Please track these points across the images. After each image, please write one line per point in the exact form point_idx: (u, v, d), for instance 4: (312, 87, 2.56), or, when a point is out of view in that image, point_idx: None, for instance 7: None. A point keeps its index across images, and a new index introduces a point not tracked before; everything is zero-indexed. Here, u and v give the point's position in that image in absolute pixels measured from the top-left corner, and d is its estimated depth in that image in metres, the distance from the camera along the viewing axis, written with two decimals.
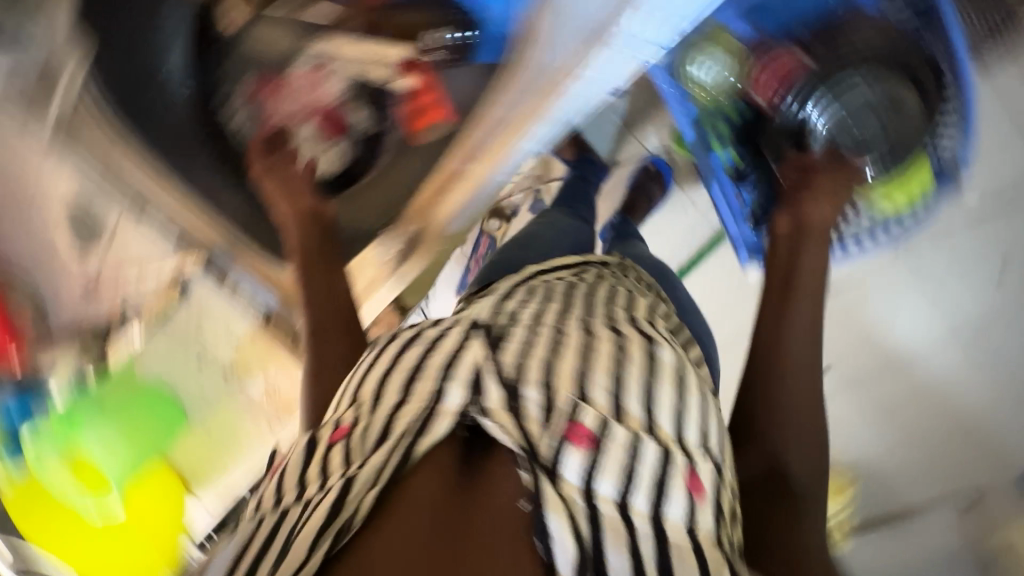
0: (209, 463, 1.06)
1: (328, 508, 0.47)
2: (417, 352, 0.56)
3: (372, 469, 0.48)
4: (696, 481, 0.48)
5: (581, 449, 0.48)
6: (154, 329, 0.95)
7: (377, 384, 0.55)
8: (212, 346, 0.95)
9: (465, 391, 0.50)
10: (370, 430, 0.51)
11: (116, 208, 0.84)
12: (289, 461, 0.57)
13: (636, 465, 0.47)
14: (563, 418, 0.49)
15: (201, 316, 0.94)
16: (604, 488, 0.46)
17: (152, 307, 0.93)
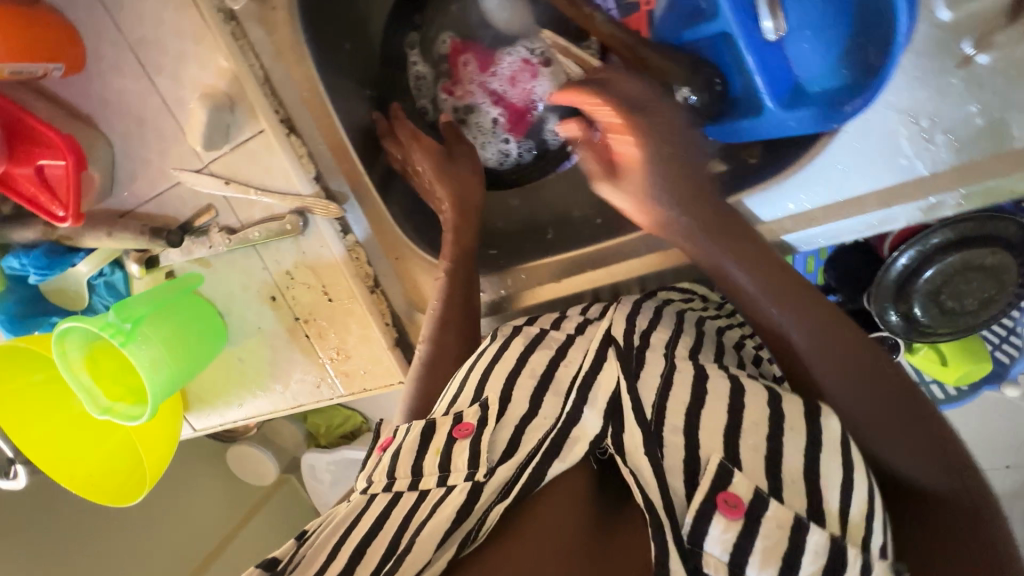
0: (232, 388, 0.97)
1: (456, 511, 0.50)
2: (547, 356, 0.61)
3: (500, 480, 0.52)
4: None
5: (732, 522, 0.45)
6: (234, 250, 0.82)
7: (504, 390, 0.58)
8: (294, 291, 0.83)
9: (603, 424, 0.52)
10: (496, 442, 0.54)
11: (266, 121, 0.71)
12: (403, 440, 0.59)
13: (799, 558, 0.45)
14: (712, 486, 0.47)
15: (300, 263, 0.80)
16: (759, 573, 0.45)
17: (244, 227, 0.80)
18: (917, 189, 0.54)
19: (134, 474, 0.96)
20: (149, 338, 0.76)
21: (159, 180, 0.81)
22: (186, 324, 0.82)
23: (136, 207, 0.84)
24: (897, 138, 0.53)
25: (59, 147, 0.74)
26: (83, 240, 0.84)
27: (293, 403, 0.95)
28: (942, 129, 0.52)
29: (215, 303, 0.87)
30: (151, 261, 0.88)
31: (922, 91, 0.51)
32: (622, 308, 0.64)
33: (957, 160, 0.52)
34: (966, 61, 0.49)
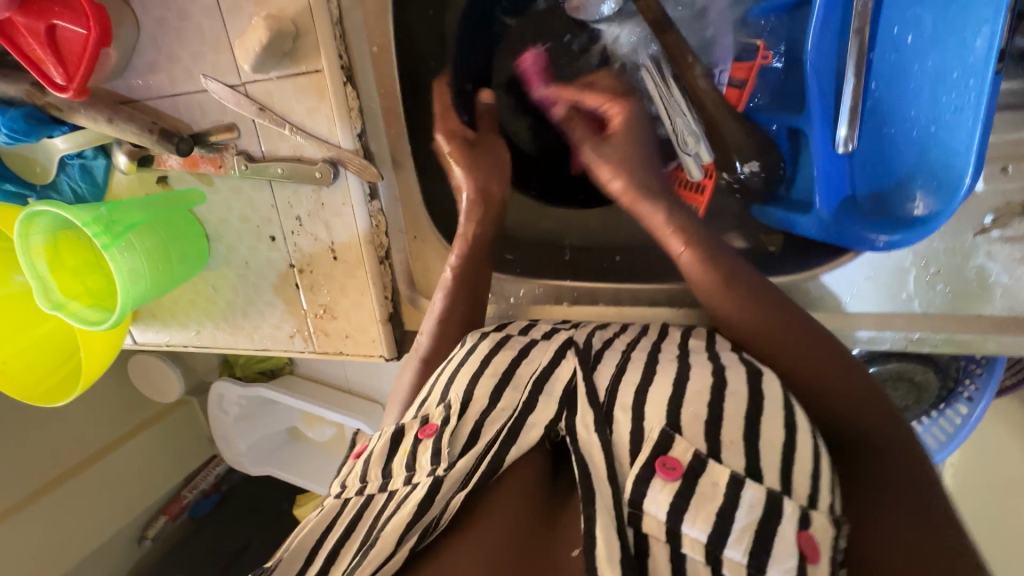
0: (193, 313, 0.91)
1: (419, 503, 0.48)
2: (510, 357, 0.59)
3: (459, 472, 0.51)
4: (809, 541, 0.43)
5: (669, 483, 0.46)
6: (246, 178, 0.77)
7: (465, 388, 0.56)
8: (298, 238, 0.80)
9: (557, 410, 0.53)
10: (459, 433, 0.53)
11: (326, 60, 0.68)
12: (373, 446, 0.57)
13: (733, 511, 0.44)
14: (652, 450, 0.48)
15: (315, 213, 0.78)
16: (691, 529, 0.44)
17: (265, 158, 0.76)
18: (905, 324, 0.62)
19: (66, 376, 0.89)
20: (134, 247, 0.74)
21: (183, 81, 0.74)
22: (175, 242, 0.79)
23: (144, 100, 0.77)
24: (906, 274, 0.60)
25: (86, 14, 0.66)
26: (74, 116, 0.75)
27: (260, 346, 0.91)
28: (942, 280, 0.59)
29: (205, 226, 0.83)
30: (146, 160, 0.80)
31: (938, 242, 0.58)
32: (581, 330, 0.66)
33: (947, 309, 0.60)
34: (982, 230, 0.56)
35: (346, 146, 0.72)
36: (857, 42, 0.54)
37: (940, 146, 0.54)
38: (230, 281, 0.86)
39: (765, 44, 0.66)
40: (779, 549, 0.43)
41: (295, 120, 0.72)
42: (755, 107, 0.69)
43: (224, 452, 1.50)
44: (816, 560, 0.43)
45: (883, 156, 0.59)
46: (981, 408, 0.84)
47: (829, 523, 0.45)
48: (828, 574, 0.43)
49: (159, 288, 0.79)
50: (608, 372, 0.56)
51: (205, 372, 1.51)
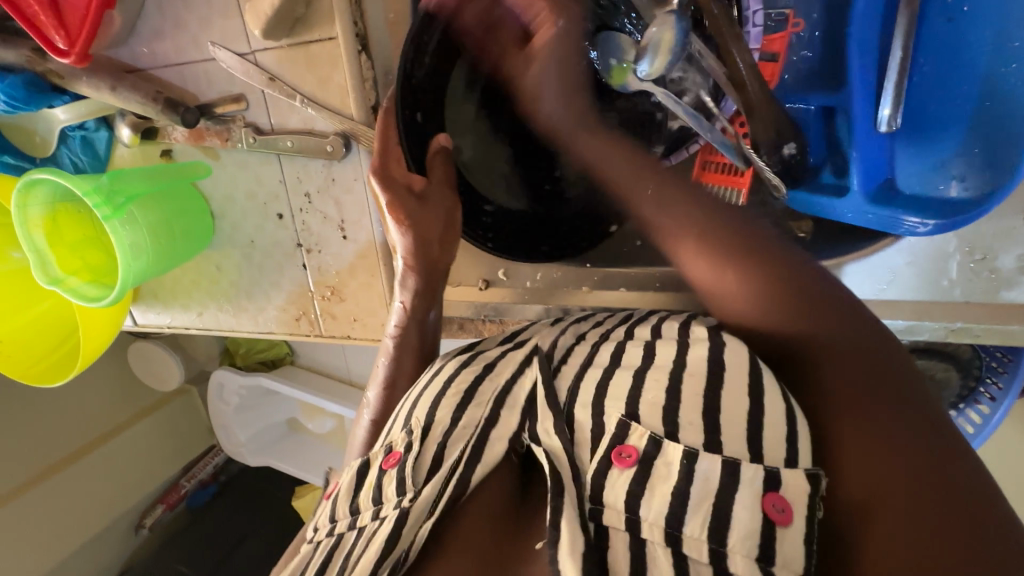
0: (195, 292, 0.89)
1: (386, 536, 0.44)
2: (472, 373, 0.54)
3: (425, 501, 0.46)
4: (777, 506, 0.38)
5: (623, 472, 0.43)
6: (253, 151, 0.75)
7: (427, 412, 0.52)
8: (307, 217, 0.77)
9: (518, 421, 0.50)
10: (420, 461, 0.48)
11: (342, 26, 0.65)
12: (341, 485, 0.53)
13: (685, 487, 0.40)
14: (607, 441, 0.44)
15: (325, 190, 0.74)
16: (648, 514, 0.40)
17: (274, 131, 0.73)
18: (944, 313, 0.59)
19: (67, 354, 0.86)
20: (136, 221, 0.71)
21: (190, 49, 0.71)
22: (179, 216, 0.76)
23: (149, 69, 0.74)
24: (948, 260, 0.57)
25: None
26: (76, 84, 0.72)
27: (264, 330, 0.88)
28: (988, 266, 0.56)
29: (210, 203, 0.80)
30: (150, 132, 0.77)
31: (985, 225, 0.55)
32: (551, 330, 0.62)
33: (992, 296, 0.57)
34: None
35: (358, 118, 0.69)
36: (907, 9, 0.51)
37: (993, 123, 0.51)
38: (235, 261, 0.83)
39: (798, 14, 0.62)
40: (736, 520, 0.38)
41: (307, 91, 0.69)
42: (786, 83, 0.64)
43: (224, 445, 1.48)
44: (786, 524, 0.38)
45: (926, 135, 0.55)
46: (1003, 409, 0.78)
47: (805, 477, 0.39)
48: (803, 541, 0.37)
49: (160, 265, 0.76)
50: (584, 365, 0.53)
51: (206, 361, 1.48)
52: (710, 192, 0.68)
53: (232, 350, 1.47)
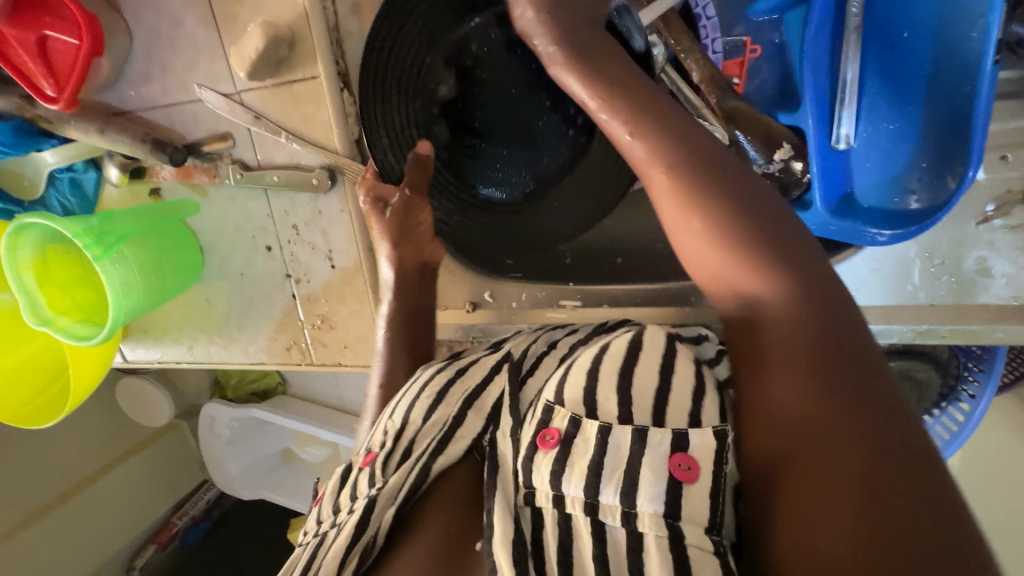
0: (186, 327, 0.89)
1: (354, 525, 0.45)
2: (442, 376, 0.55)
3: (391, 489, 0.47)
4: (682, 465, 0.41)
5: (548, 452, 0.45)
6: (240, 187, 0.76)
7: (402, 412, 0.53)
8: (294, 248, 0.79)
9: (483, 424, 0.51)
10: (393, 454, 0.50)
11: (325, 65, 0.67)
12: (323, 490, 0.54)
13: (601, 458, 0.43)
14: (535, 425, 0.47)
15: (312, 222, 0.76)
16: (569, 487, 0.43)
17: (261, 166, 0.75)
18: (911, 316, 0.61)
19: (56, 396, 0.85)
20: (126, 258, 0.73)
21: (177, 91, 0.74)
22: (168, 251, 0.78)
23: (136, 111, 0.76)
24: (910, 266, 0.60)
25: (78, 23, 0.66)
26: (65, 128, 0.74)
27: (255, 360, 0.89)
28: (947, 271, 0.59)
29: (199, 238, 0.81)
30: (139, 172, 0.79)
31: (941, 233, 0.58)
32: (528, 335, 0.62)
33: (952, 299, 0.59)
34: (984, 219, 0.57)
35: (343, 151, 0.71)
36: (854, 35, 0.55)
37: (939, 138, 0.54)
38: (224, 294, 0.85)
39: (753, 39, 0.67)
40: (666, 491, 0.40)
41: (292, 127, 0.71)
42: (748, 100, 0.68)
43: (214, 478, 1.46)
44: (692, 481, 0.41)
45: (882, 149, 0.58)
46: (981, 406, 0.81)
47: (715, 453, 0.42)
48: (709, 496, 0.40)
49: (150, 302, 0.77)
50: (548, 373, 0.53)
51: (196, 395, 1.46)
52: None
53: (222, 382, 1.46)
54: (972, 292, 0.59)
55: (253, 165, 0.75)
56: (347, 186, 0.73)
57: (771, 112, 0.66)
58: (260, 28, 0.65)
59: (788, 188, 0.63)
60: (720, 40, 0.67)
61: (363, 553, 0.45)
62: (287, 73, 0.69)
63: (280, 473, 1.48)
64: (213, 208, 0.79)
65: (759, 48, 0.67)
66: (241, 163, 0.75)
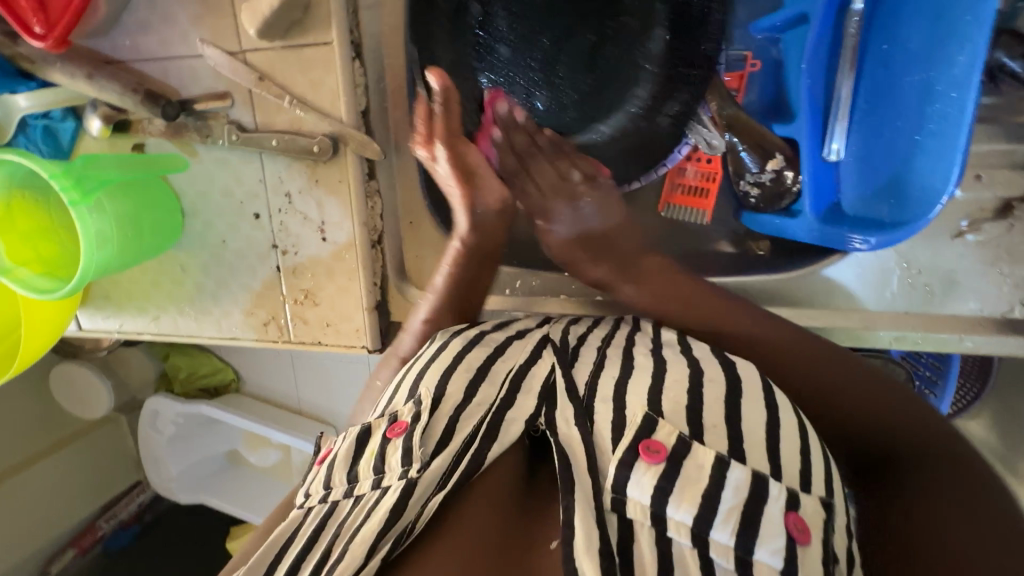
0: (155, 295, 0.84)
1: (390, 510, 0.44)
2: (483, 355, 0.55)
3: (434, 474, 0.46)
4: (798, 523, 0.41)
5: (652, 466, 0.43)
6: (234, 149, 0.74)
7: (436, 384, 0.52)
8: (286, 218, 0.76)
9: (535, 405, 0.49)
10: (431, 433, 0.48)
11: (337, 30, 0.67)
12: (338, 450, 0.52)
13: (717, 491, 0.42)
14: (632, 435, 0.45)
15: (307, 191, 0.74)
16: (676, 512, 0.41)
17: (259, 129, 0.72)
18: (889, 322, 0.64)
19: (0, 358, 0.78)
20: (105, 209, 0.69)
21: (176, 45, 0.71)
22: (149, 210, 0.74)
23: (128, 62, 0.73)
24: (889, 274, 0.64)
25: None
26: (48, 71, 0.70)
27: (228, 336, 0.84)
28: (922, 280, 0.63)
29: (181, 200, 0.78)
30: (122, 125, 0.75)
31: (920, 245, 0.62)
32: (557, 322, 0.62)
33: (926, 308, 0.63)
34: (958, 234, 0.61)
35: (349, 119, 0.70)
36: (851, 53, 0.59)
37: (921, 156, 0.58)
38: (202, 262, 0.81)
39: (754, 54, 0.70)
40: (768, 531, 0.40)
41: (297, 89, 0.70)
42: (745, 109, 0.71)
43: (152, 478, 1.36)
44: (806, 543, 0.40)
45: (869, 164, 0.62)
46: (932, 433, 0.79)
47: (821, 505, 0.43)
48: (821, 559, 0.40)
49: (122, 260, 0.73)
50: (585, 363, 0.53)
51: (139, 390, 1.36)
52: (676, 213, 0.74)
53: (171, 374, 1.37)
54: (943, 300, 0.63)
55: (249, 127, 0.73)
56: (347, 159, 0.72)
57: (767, 123, 0.70)
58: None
59: (775, 199, 0.67)
60: (723, 53, 0.70)
61: (400, 535, 0.44)
62: (298, 34, 0.68)
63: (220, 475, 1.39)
64: (200, 168, 0.76)
65: (761, 64, 0.71)
66: (232, 123, 0.72)
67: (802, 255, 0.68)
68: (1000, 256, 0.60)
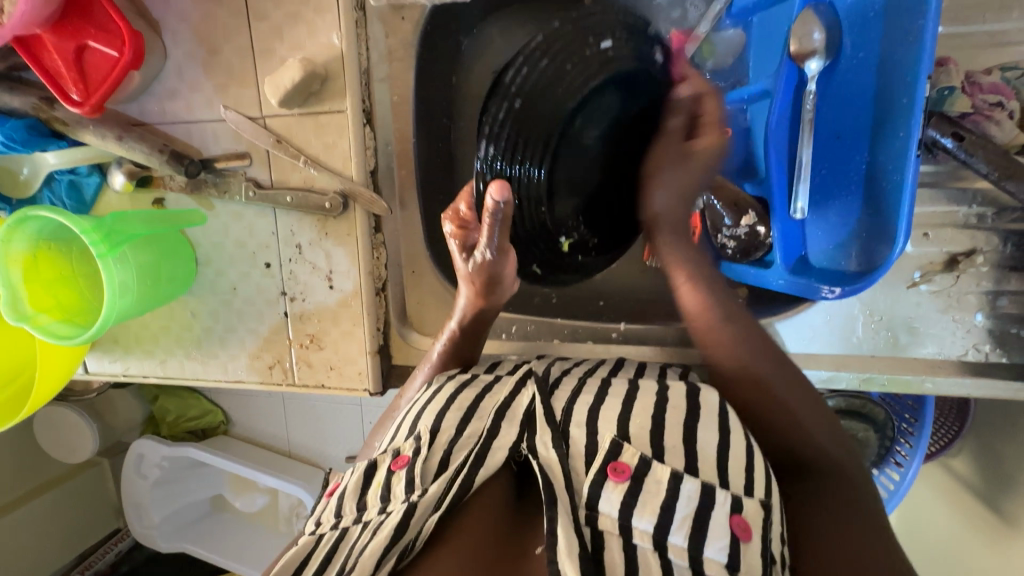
0: (163, 340, 0.88)
1: (393, 527, 0.48)
2: (475, 391, 0.60)
3: (432, 497, 0.50)
4: (740, 524, 0.46)
5: (619, 484, 0.48)
6: (250, 204, 0.79)
7: (433, 420, 0.56)
8: (295, 266, 0.81)
9: (518, 432, 0.53)
10: (430, 463, 0.52)
11: (352, 100, 0.74)
12: (346, 483, 0.56)
13: (673, 501, 0.47)
14: (603, 458, 0.50)
15: (317, 242, 0.80)
16: (639, 521, 0.46)
17: (274, 186, 0.78)
18: (856, 365, 0.69)
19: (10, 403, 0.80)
20: (127, 260, 0.74)
21: (202, 109, 0.78)
22: (166, 262, 0.79)
23: (156, 124, 0.79)
24: (854, 320, 0.69)
25: (122, 38, 0.70)
26: (81, 132, 0.76)
27: (232, 379, 0.87)
28: (884, 327, 0.69)
29: (196, 249, 0.83)
30: (144, 181, 0.81)
31: (879, 294, 0.68)
32: (540, 362, 0.68)
33: (890, 352, 0.69)
34: (912, 284, 0.67)
35: (358, 177, 0.77)
36: (808, 126, 0.65)
37: (875, 216, 0.65)
38: (211, 307, 0.85)
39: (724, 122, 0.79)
40: (714, 533, 0.46)
41: (309, 152, 0.77)
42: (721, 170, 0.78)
43: (132, 525, 1.33)
44: (747, 540, 0.46)
45: (828, 222, 0.69)
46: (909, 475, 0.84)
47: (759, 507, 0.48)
48: (760, 558, 0.45)
49: (138, 307, 0.77)
50: (571, 392, 0.58)
51: (122, 433, 1.36)
52: (659, 261, 0.81)
53: (158, 417, 1.37)
54: (905, 344, 0.68)
55: (264, 184, 0.79)
56: (356, 211, 0.77)
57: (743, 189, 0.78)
58: (298, 62, 0.72)
59: (751, 250, 0.73)
60: None
61: (397, 553, 0.47)
62: (315, 102, 0.75)
63: (207, 522, 1.39)
64: (214, 218, 0.81)
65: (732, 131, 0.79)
66: (247, 181, 0.78)
67: (773, 302, 0.75)
68: (951, 304, 0.67)
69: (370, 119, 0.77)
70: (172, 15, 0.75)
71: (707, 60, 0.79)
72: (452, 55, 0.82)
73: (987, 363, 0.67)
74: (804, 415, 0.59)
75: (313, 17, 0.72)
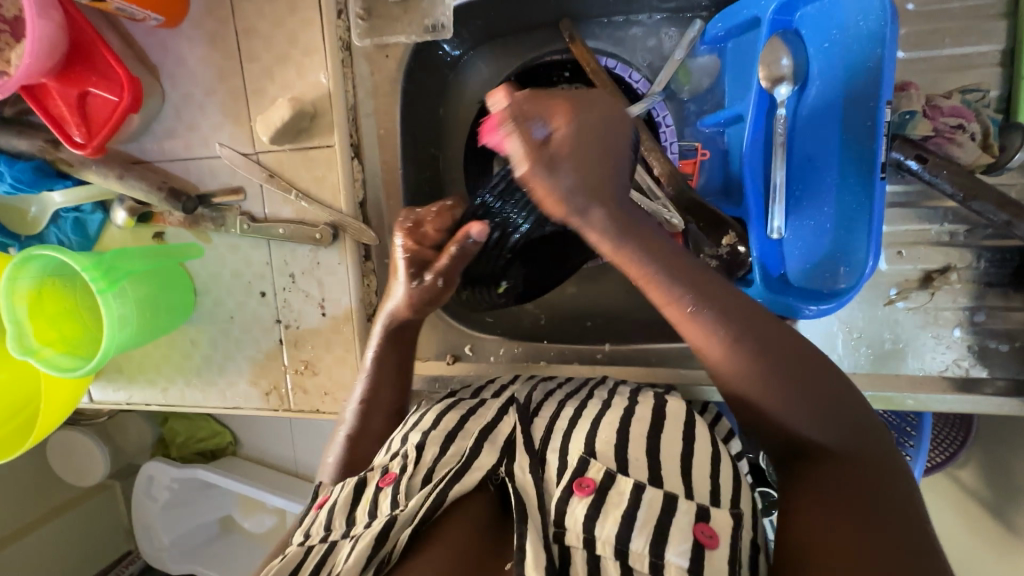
0: (163, 367, 0.90)
1: (373, 540, 0.50)
2: (460, 412, 0.61)
3: (411, 511, 0.51)
4: (706, 531, 0.46)
5: (584, 498, 0.50)
6: (244, 236, 0.82)
7: (419, 437, 0.58)
8: (288, 295, 0.84)
9: (498, 456, 0.56)
10: (413, 480, 0.54)
11: (340, 135, 0.77)
12: (334, 496, 0.57)
13: (636, 511, 0.48)
14: (574, 475, 0.52)
15: (309, 271, 0.82)
16: (603, 534, 0.47)
17: (267, 219, 0.81)
18: None
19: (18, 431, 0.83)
20: (126, 295, 0.77)
21: (198, 147, 0.81)
22: (164, 293, 0.82)
23: (155, 162, 0.83)
24: (835, 337, 0.70)
25: (120, 83, 0.74)
26: (83, 172, 0.80)
27: (231, 406, 0.90)
28: (864, 343, 0.69)
29: (195, 281, 0.86)
30: (145, 216, 0.84)
31: (857, 311, 0.69)
32: (524, 384, 0.68)
33: (872, 369, 0.69)
34: (889, 301, 0.68)
35: (347, 207, 0.79)
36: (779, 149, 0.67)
37: (848, 234, 0.65)
38: (209, 335, 0.87)
39: (703, 145, 0.81)
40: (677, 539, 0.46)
41: (300, 185, 0.80)
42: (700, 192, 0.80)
43: (143, 547, 1.37)
44: (715, 545, 0.45)
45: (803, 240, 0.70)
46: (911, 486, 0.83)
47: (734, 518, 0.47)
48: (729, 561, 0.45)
49: (138, 337, 0.80)
50: (553, 414, 0.59)
51: (132, 455, 1.40)
52: None
53: (168, 440, 1.41)
54: (886, 360, 0.69)
55: (258, 217, 0.82)
56: (348, 240, 0.80)
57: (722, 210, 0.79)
58: (287, 101, 0.75)
59: (733, 270, 0.73)
60: (676, 144, 0.81)
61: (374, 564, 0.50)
62: (304, 138, 0.78)
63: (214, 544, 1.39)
64: (211, 249, 0.84)
65: (710, 153, 0.81)
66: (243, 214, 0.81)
67: None
68: (928, 320, 0.67)
69: (357, 152, 0.79)
70: (170, 60, 0.79)
71: (685, 86, 0.81)
72: (437, 89, 0.85)
73: (969, 378, 0.67)
74: (795, 414, 0.51)
75: (301, 58, 0.76)
